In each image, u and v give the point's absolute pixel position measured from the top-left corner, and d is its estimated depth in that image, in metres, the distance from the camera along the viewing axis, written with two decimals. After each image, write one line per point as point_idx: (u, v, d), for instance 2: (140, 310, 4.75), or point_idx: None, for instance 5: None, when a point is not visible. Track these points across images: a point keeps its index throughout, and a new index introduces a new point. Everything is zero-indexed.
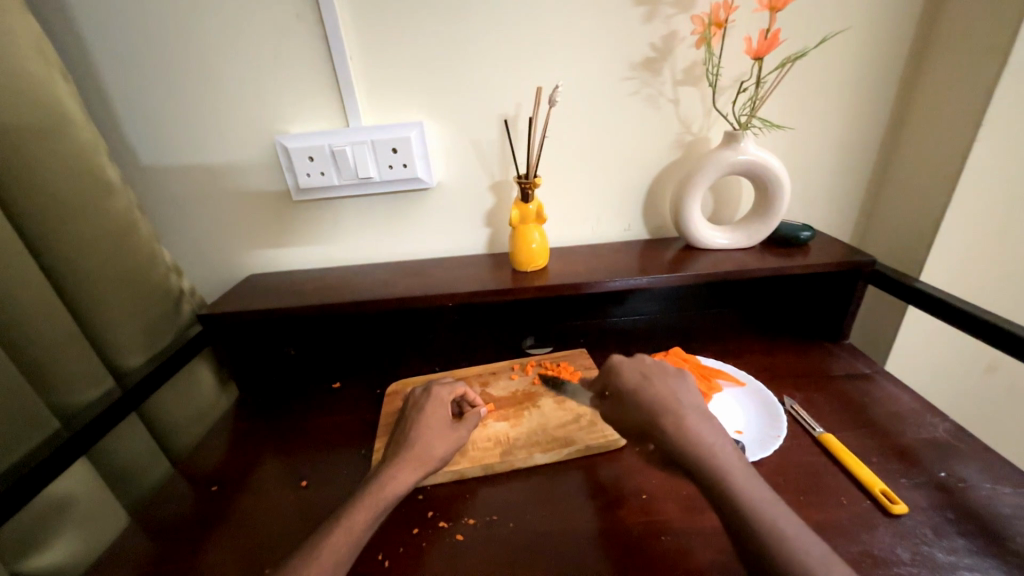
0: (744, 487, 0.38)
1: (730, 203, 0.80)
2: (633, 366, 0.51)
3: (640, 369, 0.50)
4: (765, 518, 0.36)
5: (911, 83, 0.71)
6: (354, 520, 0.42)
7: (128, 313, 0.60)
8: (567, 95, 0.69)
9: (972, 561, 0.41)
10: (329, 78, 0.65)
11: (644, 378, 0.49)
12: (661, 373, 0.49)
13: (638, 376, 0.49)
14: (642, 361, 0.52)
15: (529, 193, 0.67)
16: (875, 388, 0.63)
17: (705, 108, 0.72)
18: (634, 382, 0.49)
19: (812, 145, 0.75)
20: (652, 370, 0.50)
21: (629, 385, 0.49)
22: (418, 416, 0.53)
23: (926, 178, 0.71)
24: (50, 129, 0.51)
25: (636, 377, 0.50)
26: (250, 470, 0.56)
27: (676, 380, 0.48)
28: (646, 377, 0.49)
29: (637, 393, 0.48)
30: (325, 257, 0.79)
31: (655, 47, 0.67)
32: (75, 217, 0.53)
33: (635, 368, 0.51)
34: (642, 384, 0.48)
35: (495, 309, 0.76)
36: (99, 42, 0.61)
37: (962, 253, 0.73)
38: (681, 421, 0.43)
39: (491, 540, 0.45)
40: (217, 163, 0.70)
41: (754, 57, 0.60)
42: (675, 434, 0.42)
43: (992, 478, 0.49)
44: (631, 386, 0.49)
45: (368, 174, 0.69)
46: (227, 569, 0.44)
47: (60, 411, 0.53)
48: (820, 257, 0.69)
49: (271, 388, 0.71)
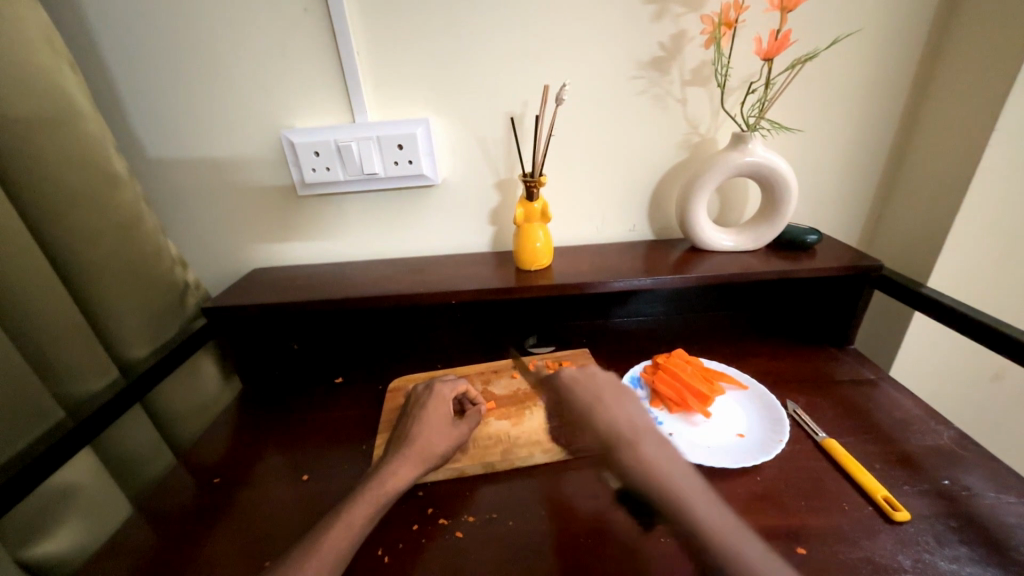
0: (710, 518, 0.35)
1: (736, 205, 0.79)
2: (585, 383, 0.49)
3: (592, 388, 0.49)
4: (731, 546, 0.34)
5: (923, 85, 0.71)
6: (354, 515, 0.42)
7: (133, 305, 0.60)
8: (574, 93, 0.69)
9: (974, 570, 0.41)
10: (336, 73, 0.65)
11: (596, 401, 0.47)
12: (613, 393, 0.47)
13: (591, 398, 0.47)
14: (594, 381, 0.50)
15: (534, 191, 0.66)
16: (879, 393, 0.63)
17: (713, 109, 0.71)
18: (586, 406, 0.47)
19: (821, 147, 0.75)
20: (606, 391, 0.48)
21: (582, 409, 0.47)
22: (419, 413, 0.53)
23: (936, 183, 0.71)
24: (58, 120, 0.51)
25: (588, 399, 0.48)
26: (251, 463, 0.57)
27: (630, 400, 0.46)
28: (598, 398, 0.47)
29: (591, 418, 0.46)
30: (330, 253, 0.79)
31: (664, 46, 0.67)
32: (83, 208, 0.54)
33: (586, 388, 0.49)
34: (594, 408, 0.46)
35: (498, 307, 0.76)
36: (108, 34, 0.62)
37: (971, 259, 0.72)
38: (637, 449, 0.40)
39: (491, 538, 0.45)
40: (224, 157, 0.70)
41: (764, 58, 0.60)
42: (632, 467, 0.39)
43: (996, 487, 0.49)
44: (585, 408, 0.47)
45: (373, 170, 0.69)
46: (227, 561, 0.44)
47: (65, 402, 0.54)
48: (826, 261, 0.69)
49: (274, 382, 0.72)
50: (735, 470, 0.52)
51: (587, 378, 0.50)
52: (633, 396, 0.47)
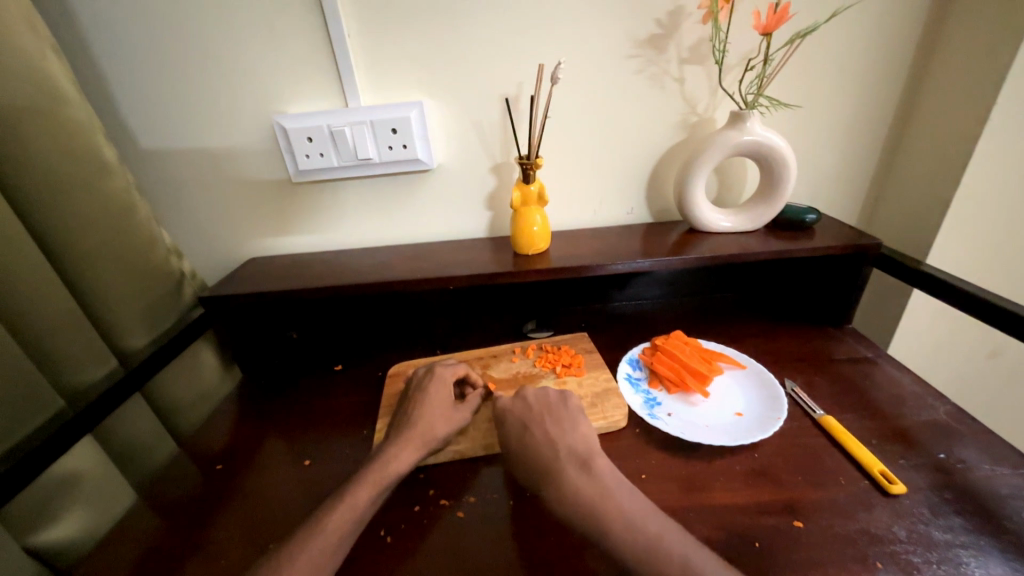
0: None
1: (735, 186, 0.79)
2: (516, 415, 0.50)
3: (521, 419, 0.49)
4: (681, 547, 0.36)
5: (924, 59, 0.69)
6: (358, 497, 0.42)
7: (130, 294, 0.60)
8: (571, 73, 0.68)
9: (968, 539, 0.41)
10: (327, 56, 0.64)
11: (525, 430, 0.48)
12: (542, 415, 0.49)
13: (520, 427, 0.48)
14: (525, 407, 0.50)
15: (531, 174, 0.66)
16: (876, 371, 0.63)
17: (711, 88, 0.71)
18: (514, 436, 0.48)
19: (820, 125, 0.74)
20: (536, 416, 0.49)
21: (514, 437, 0.48)
22: (420, 396, 0.53)
23: (936, 158, 0.70)
24: (44, 107, 0.50)
25: (522, 424, 0.49)
26: (254, 450, 0.57)
27: (563, 420, 0.48)
28: (526, 428, 0.48)
29: (520, 447, 0.47)
30: (326, 241, 0.79)
31: (661, 23, 0.65)
32: (74, 197, 0.53)
33: (518, 412, 0.50)
34: (522, 437, 0.47)
35: (496, 293, 0.76)
36: (92, 19, 0.60)
37: (970, 236, 0.72)
38: (560, 486, 0.42)
39: (491, 517, 0.46)
40: (215, 145, 0.69)
41: (762, 32, 0.59)
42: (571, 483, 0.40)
43: (991, 459, 0.49)
44: (513, 442, 0.48)
45: (367, 155, 0.68)
46: (232, 545, 0.45)
47: (66, 390, 0.54)
48: (824, 240, 0.69)
49: (274, 371, 0.72)
50: (735, 448, 0.52)
51: (516, 402, 0.51)
52: (565, 421, 0.48)
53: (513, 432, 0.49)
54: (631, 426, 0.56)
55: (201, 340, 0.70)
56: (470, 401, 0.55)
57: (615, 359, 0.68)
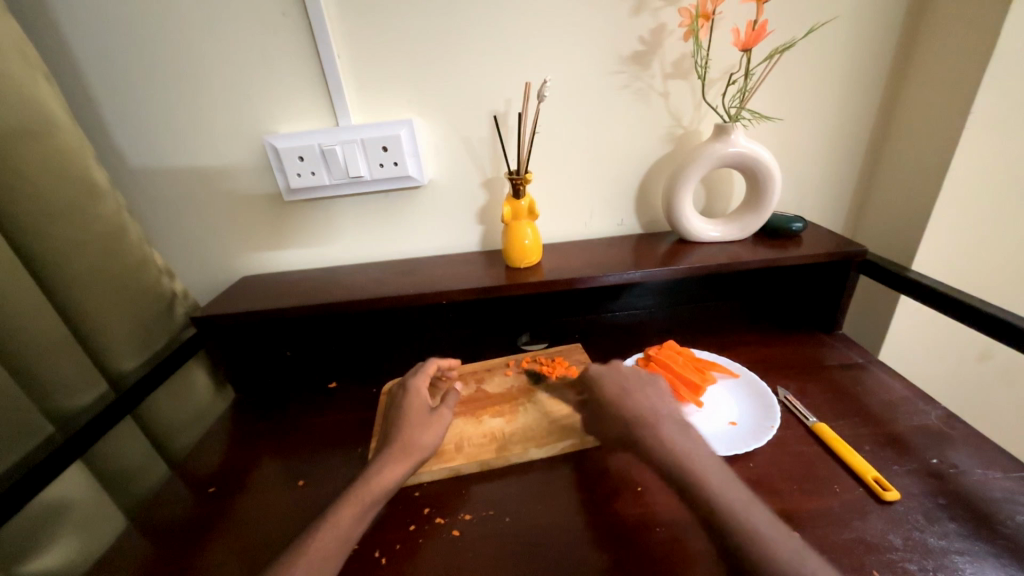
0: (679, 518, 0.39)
1: (722, 196, 0.80)
2: (613, 380, 0.55)
3: (619, 383, 0.54)
4: None
5: (901, 70, 0.72)
6: (340, 516, 0.42)
7: (120, 314, 0.60)
8: (557, 90, 0.69)
9: (963, 545, 0.42)
10: (317, 76, 0.65)
11: (623, 393, 0.53)
12: (638, 382, 0.54)
13: (620, 388, 0.53)
14: (621, 373, 0.56)
15: (521, 189, 0.67)
16: (868, 377, 0.64)
17: (695, 102, 0.72)
18: (614, 395, 0.53)
19: (802, 136, 0.76)
20: (631, 382, 0.54)
21: (613, 394, 0.53)
22: (397, 414, 0.53)
23: (916, 166, 0.72)
24: (33, 133, 0.50)
25: (618, 386, 0.54)
26: (248, 470, 0.56)
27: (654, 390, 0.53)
28: (625, 390, 0.53)
29: (621, 401, 0.52)
30: (318, 258, 0.79)
31: (644, 40, 0.67)
32: (65, 223, 0.53)
33: (613, 381, 0.55)
34: (622, 395, 0.52)
35: (490, 306, 0.76)
36: (83, 46, 0.61)
37: (954, 241, 0.74)
38: (658, 432, 0.47)
39: (486, 535, 0.46)
40: (207, 166, 0.70)
41: (742, 48, 0.60)
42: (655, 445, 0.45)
43: (983, 463, 0.50)
44: (613, 398, 0.53)
45: (359, 173, 0.69)
46: (225, 570, 0.44)
47: (53, 416, 0.53)
48: (811, 248, 0.69)
49: (267, 391, 0.72)
50: (729, 458, 0.52)
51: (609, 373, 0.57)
52: (656, 387, 0.53)
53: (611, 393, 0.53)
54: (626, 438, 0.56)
55: (192, 361, 0.70)
56: (446, 402, 0.55)
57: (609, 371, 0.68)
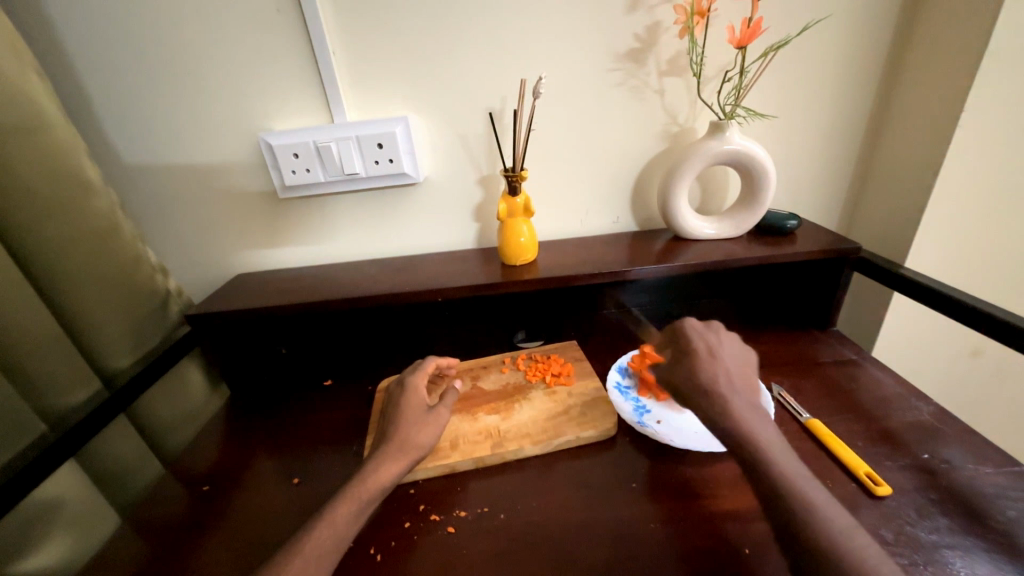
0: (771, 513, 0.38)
1: (717, 193, 0.80)
2: (702, 338, 0.50)
3: (708, 342, 0.50)
4: None
5: (894, 69, 0.72)
6: (337, 514, 0.42)
7: (113, 312, 0.60)
8: (552, 87, 0.69)
9: (953, 539, 0.42)
10: (312, 72, 0.64)
11: (713, 354, 0.49)
12: (729, 350, 0.50)
13: (713, 351, 0.49)
14: (710, 332, 0.51)
15: (516, 186, 0.67)
16: (861, 373, 0.64)
17: (690, 99, 0.72)
18: (705, 353, 0.49)
19: (797, 134, 0.76)
20: (721, 346, 0.50)
21: (703, 352, 0.49)
22: (394, 412, 0.52)
23: (909, 164, 0.72)
24: (24, 129, 0.50)
25: (708, 346, 0.50)
26: (243, 468, 0.56)
27: (742, 362, 0.49)
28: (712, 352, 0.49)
29: (711, 362, 0.48)
30: (313, 255, 0.79)
31: (639, 38, 0.67)
32: (58, 220, 0.53)
33: (705, 339, 0.50)
34: (713, 357, 0.48)
35: (486, 304, 0.76)
36: (75, 42, 0.61)
37: (947, 238, 0.74)
38: (735, 406, 0.44)
39: (482, 531, 0.46)
40: (201, 163, 0.69)
41: (737, 46, 0.60)
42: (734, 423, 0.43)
43: (974, 459, 0.50)
44: (701, 355, 0.48)
45: (354, 170, 0.68)
46: (220, 568, 0.44)
47: (44, 414, 0.53)
48: (806, 245, 0.70)
49: (262, 388, 0.71)
50: (722, 454, 0.52)
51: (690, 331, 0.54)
52: (740, 358, 0.50)
53: (702, 352, 0.49)
54: (620, 435, 0.57)
55: (187, 359, 0.70)
56: (446, 399, 0.53)
57: (604, 368, 0.68)
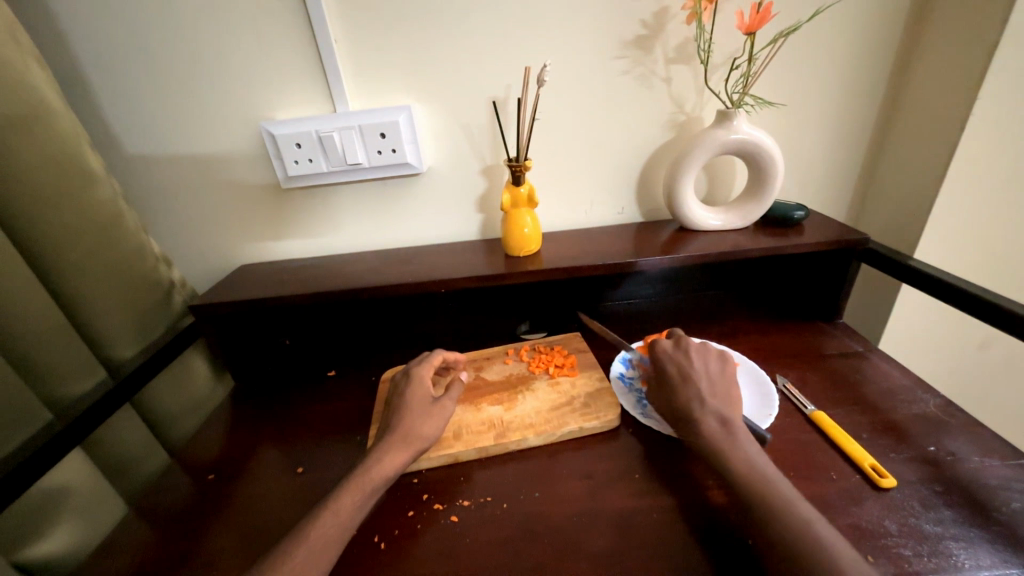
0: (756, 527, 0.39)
1: (723, 183, 0.79)
2: (676, 363, 0.53)
3: (680, 366, 0.52)
4: None
5: (907, 56, 0.70)
6: (341, 504, 0.42)
7: (117, 303, 0.60)
8: (557, 76, 0.68)
9: (958, 531, 0.42)
10: (314, 60, 0.64)
11: (683, 377, 0.51)
12: (704, 368, 0.52)
13: (683, 373, 0.52)
14: (683, 354, 0.54)
15: (520, 176, 0.66)
16: (867, 365, 0.64)
17: (698, 87, 0.71)
18: (677, 377, 0.52)
19: (806, 123, 0.75)
20: (696, 366, 0.52)
21: (676, 376, 0.52)
22: (399, 402, 0.52)
23: (921, 153, 0.71)
24: (26, 119, 0.50)
25: (680, 368, 0.52)
26: (248, 457, 0.57)
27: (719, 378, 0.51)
28: (683, 374, 0.52)
29: (682, 386, 0.50)
30: (317, 246, 0.79)
31: (646, 24, 0.66)
32: (61, 210, 0.53)
33: (679, 362, 0.53)
34: (683, 379, 0.51)
35: (490, 295, 0.76)
36: (76, 30, 0.60)
37: (957, 229, 0.73)
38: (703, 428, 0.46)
39: (485, 520, 0.46)
40: (204, 153, 0.69)
41: (746, 32, 0.59)
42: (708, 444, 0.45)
43: (980, 451, 0.50)
44: (673, 381, 0.51)
45: (356, 160, 0.68)
46: (226, 555, 0.45)
47: (52, 404, 0.54)
48: (813, 237, 0.69)
49: (268, 378, 0.72)
50: None
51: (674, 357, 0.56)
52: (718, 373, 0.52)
53: (675, 376, 0.52)
54: (624, 425, 0.57)
55: (193, 349, 0.70)
56: (451, 391, 0.54)
57: (608, 359, 0.68)
